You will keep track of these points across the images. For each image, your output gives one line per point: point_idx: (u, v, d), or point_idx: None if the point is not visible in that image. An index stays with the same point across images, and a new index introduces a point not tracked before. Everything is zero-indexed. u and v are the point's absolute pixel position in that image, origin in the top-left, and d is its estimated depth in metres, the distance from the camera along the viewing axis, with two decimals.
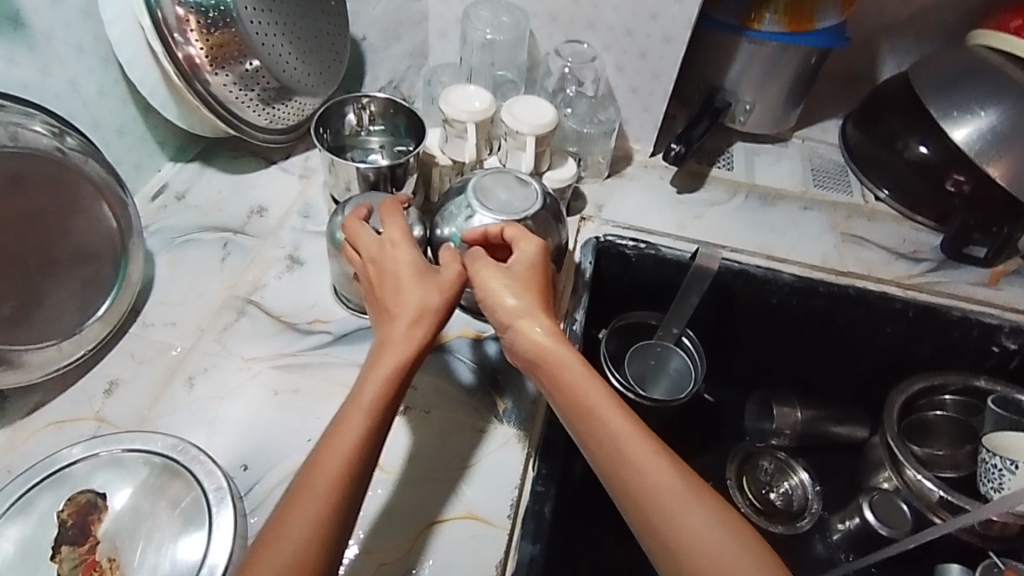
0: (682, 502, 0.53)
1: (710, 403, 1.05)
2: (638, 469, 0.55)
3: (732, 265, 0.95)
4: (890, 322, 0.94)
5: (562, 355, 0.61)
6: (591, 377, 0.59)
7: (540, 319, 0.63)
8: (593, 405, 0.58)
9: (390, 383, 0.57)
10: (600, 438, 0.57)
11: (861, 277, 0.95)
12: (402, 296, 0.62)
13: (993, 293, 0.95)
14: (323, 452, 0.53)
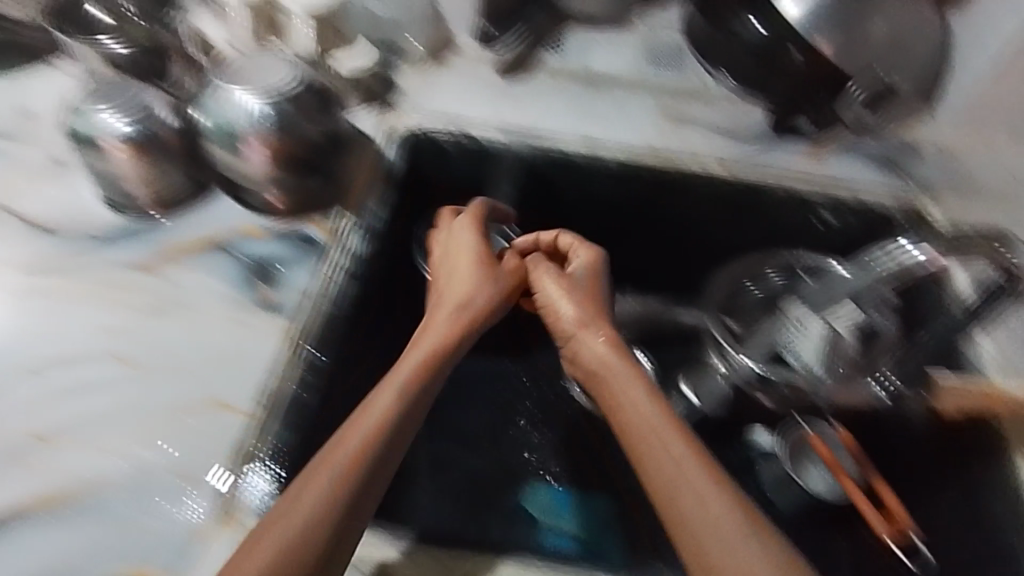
0: (697, 508, 0.55)
1: None
2: (682, 475, 0.57)
3: (551, 152, 0.92)
4: (715, 203, 0.93)
5: (619, 372, 0.66)
6: (638, 389, 0.64)
7: (599, 333, 0.71)
8: (648, 420, 0.62)
9: (410, 379, 0.65)
10: (659, 459, 0.59)
11: (687, 159, 0.93)
12: (456, 285, 0.75)
13: (815, 168, 0.93)
14: (350, 435, 0.59)
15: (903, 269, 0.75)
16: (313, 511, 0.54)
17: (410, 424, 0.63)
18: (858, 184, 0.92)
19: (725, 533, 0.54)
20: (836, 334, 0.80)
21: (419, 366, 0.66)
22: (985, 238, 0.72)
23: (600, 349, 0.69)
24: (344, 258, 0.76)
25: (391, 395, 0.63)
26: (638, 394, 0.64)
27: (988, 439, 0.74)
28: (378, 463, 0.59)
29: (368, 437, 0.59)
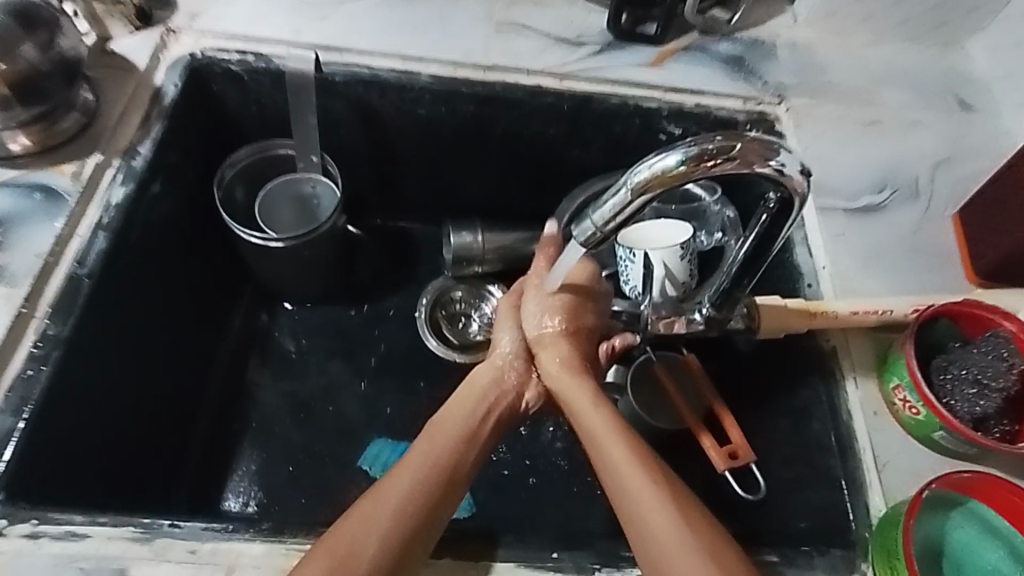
0: (647, 513, 0.54)
1: (390, 233, 0.99)
2: (622, 490, 0.56)
3: (359, 73, 0.81)
4: (549, 120, 0.85)
5: (574, 386, 0.64)
6: (596, 408, 0.63)
7: (562, 352, 0.66)
8: (593, 435, 0.61)
9: (465, 429, 0.63)
10: (603, 459, 0.59)
11: (514, 70, 0.83)
12: (500, 336, 0.70)
13: (655, 73, 0.85)
14: (396, 474, 0.57)
15: (652, 184, 0.45)
16: (372, 537, 0.52)
17: (440, 485, 0.57)
18: (701, 88, 0.84)
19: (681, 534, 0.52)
20: (670, 265, 0.72)
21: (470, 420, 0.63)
22: (762, 140, 0.45)
23: (558, 368, 0.66)
24: (99, 212, 0.67)
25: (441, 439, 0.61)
26: (584, 401, 0.64)
27: (818, 356, 0.68)
28: (423, 505, 0.55)
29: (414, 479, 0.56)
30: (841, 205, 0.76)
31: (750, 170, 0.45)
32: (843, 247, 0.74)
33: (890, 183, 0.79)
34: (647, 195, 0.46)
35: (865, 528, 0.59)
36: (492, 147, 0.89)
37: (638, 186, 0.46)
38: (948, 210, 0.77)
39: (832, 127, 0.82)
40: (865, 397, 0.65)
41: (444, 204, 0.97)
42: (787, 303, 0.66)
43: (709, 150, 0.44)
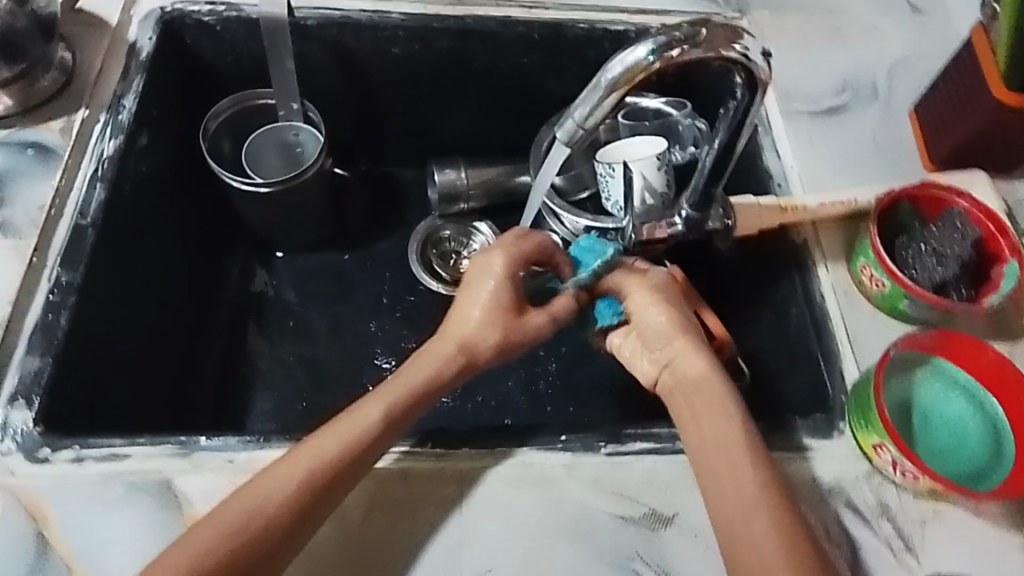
0: (758, 503, 0.52)
1: (376, 179, 1.02)
2: (739, 483, 0.53)
3: (332, 16, 0.83)
4: (522, 49, 0.87)
5: (711, 401, 0.58)
6: (735, 429, 0.56)
7: (703, 365, 0.60)
8: (723, 454, 0.55)
9: (402, 407, 0.58)
10: (732, 483, 0.53)
11: (482, 3, 0.86)
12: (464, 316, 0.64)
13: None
14: (320, 439, 0.54)
15: (630, 72, 0.51)
16: (276, 497, 0.51)
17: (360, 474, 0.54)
18: (665, 9, 0.87)
19: (772, 561, 0.49)
20: (648, 177, 0.76)
21: (407, 398, 0.58)
22: (727, 28, 0.52)
23: (699, 368, 0.60)
24: (93, 165, 0.69)
25: (373, 412, 0.56)
26: (721, 420, 0.57)
27: (790, 250, 0.73)
28: (318, 479, 0.52)
29: (327, 456, 0.53)
30: (805, 110, 0.81)
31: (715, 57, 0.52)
32: (810, 150, 0.78)
33: (849, 86, 0.83)
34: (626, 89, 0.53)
35: (844, 394, 0.65)
36: (469, 82, 0.91)
37: (617, 82, 0.52)
38: (903, 108, 0.82)
39: (790, 38, 0.86)
40: (836, 280, 0.70)
41: (427, 147, 1.00)
42: (760, 203, 0.72)
43: (676, 39, 0.51)
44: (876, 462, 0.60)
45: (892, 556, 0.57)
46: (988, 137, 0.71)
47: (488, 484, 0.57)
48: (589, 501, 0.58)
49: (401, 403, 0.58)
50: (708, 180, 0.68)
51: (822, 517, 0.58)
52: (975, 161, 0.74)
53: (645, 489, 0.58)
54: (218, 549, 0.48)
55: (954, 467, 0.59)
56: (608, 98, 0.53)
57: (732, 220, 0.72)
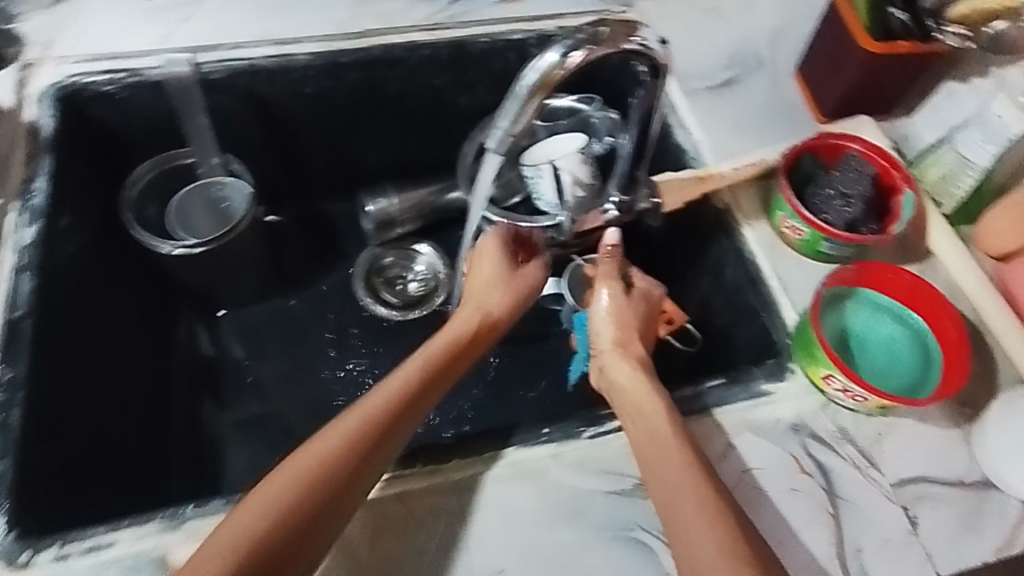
0: (688, 490, 0.52)
1: (309, 220, 1.02)
2: (667, 476, 0.54)
3: (239, 66, 0.82)
4: (432, 71, 0.89)
5: (642, 395, 0.61)
6: (666, 415, 0.58)
7: (627, 365, 0.65)
8: (655, 439, 0.57)
9: (417, 389, 0.60)
10: (665, 464, 0.54)
11: (385, 32, 0.87)
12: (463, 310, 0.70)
13: (515, 9, 0.91)
14: (344, 419, 0.55)
15: (544, 77, 0.55)
16: (307, 474, 0.51)
17: (383, 456, 0.55)
18: (560, 12, 0.91)
19: (699, 532, 0.49)
20: (575, 171, 0.82)
21: (417, 381, 0.60)
22: (625, 23, 0.56)
23: (628, 375, 0.64)
24: (15, 256, 0.67)
25: (383, 394, 0.58)
26: (654, 409, 0.59)
27: (716, 213, 0.78)
28: (345, 458, 0.53)
29: (350, 431, 0.54)
30: (703, 87, 0.87)
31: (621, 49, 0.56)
32: (714, 121, 0.84)
33: (738, 60, 0.90)
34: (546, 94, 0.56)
35: (787, 336, 0.70)
36: (386, 110, 0.92)
37: (533, 89, 0.55)
38: (789, 72, 0.89)
39: (678, 23, 0.92)
40: (760, 235, 0.76)
41: (355, 180, 1.01)
42: (681, 176, 0.76)
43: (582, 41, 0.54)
44: (827, 390, 0.65)
45: (857, 472, 0.63)
46: (865, 88, 0.79)
47: (483, 488, 0.60)
48: (578, 483, 0.60)
49: (414, 387, 0.59)
50: (630, 163, 0.74)
51: (791, 450, 0.63)
52: (858, 108, 0.81)
53: (629, 462, 0.62)
54: (250, 532, 0.48)
55: (891, 383, 0.66)
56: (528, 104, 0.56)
57: (659, 198, 0.76)
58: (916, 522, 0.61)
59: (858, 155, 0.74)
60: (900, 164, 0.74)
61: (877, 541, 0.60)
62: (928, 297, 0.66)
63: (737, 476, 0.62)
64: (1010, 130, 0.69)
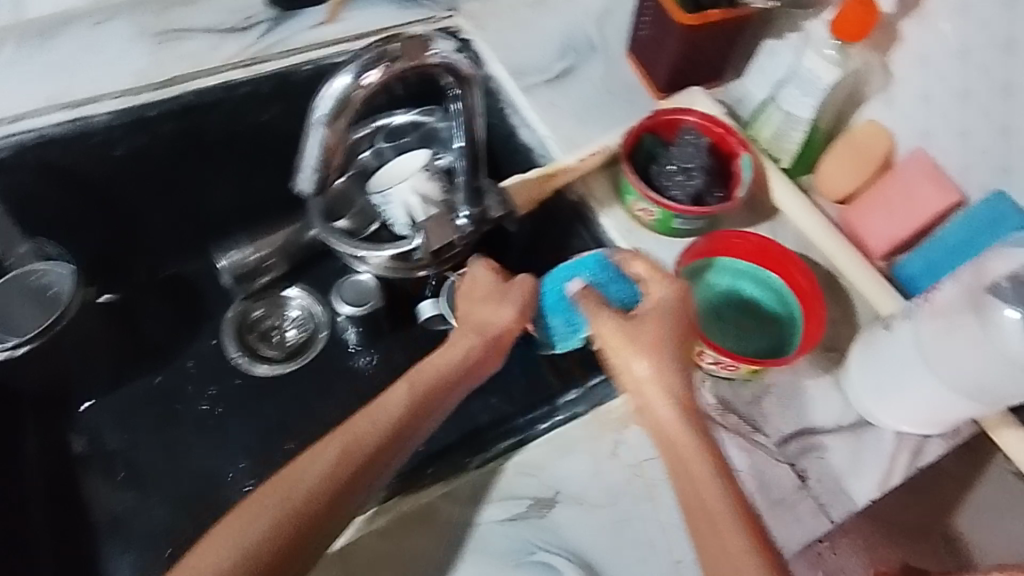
0: (715, 498, 0.53)
1: (163, 285, 0.94)
2: (696, 484, 0.54)
3: (28, 138, 0.75)
4: (257, 108, 0.84)
5: (690, 448, 0.56)
6: (717, 479, 0.54)
7: (666, 394, 0.58)
8: (705, 508, 0.53)
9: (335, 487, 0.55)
10: (719, 537, 0.52)
11: (193, 76, 0.81)
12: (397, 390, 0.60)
13: (333, 28, 0.87)
14: (246, 515, 0.53)
15: (341, 100, 0.58)
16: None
17: (287, 565, 0.53)
18: (383, 26, 0.88)
19: None
20: (422, 189, 0.77)
21: (338, 481, 0.55)
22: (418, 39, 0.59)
23: (670, 418, 0.57)
24: None
25: (292, 489, 0.54)
26: (702, 470, 0.55)
27: (572, 206, 0.79)
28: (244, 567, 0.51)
29: (252, 539, 0.52)
30: (540, 81, 0.86)
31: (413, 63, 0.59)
32: (556, 114, 0.83)
33: (571, 47, 0.89)
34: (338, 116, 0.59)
35: None
36: (217, 157, 0.86)
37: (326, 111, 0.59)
38: (622, 50, 0.89)
39: (506, 17, 0.90)
40: (616, 220, 0.76)
41: (204, 235, 0.93)
42: (528, 176, 0.76)
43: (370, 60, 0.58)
44: (704, 366, 0.65)
45: (743, 439, 0.64)
46: (690, 59, 0.80)
47: (373, 546, 0.58)
48: (475, 514, 0.59)
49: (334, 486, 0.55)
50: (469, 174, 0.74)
51: None
52: (689, 79, 0.83)
53: (519, 482, 0.61)
54: None
55: (758, 347, 0.67)
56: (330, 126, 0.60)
57: (511, 203, 0.74)
58: (804, 474, 0.63)
59: (692, 127, 0.75)
60: (734, 129, 0.75)
61: (770, 503, 0.61)
62: (779, 259, 0.68)
63: (628, 472, 0.62)
64: (822, 80, 0.72)
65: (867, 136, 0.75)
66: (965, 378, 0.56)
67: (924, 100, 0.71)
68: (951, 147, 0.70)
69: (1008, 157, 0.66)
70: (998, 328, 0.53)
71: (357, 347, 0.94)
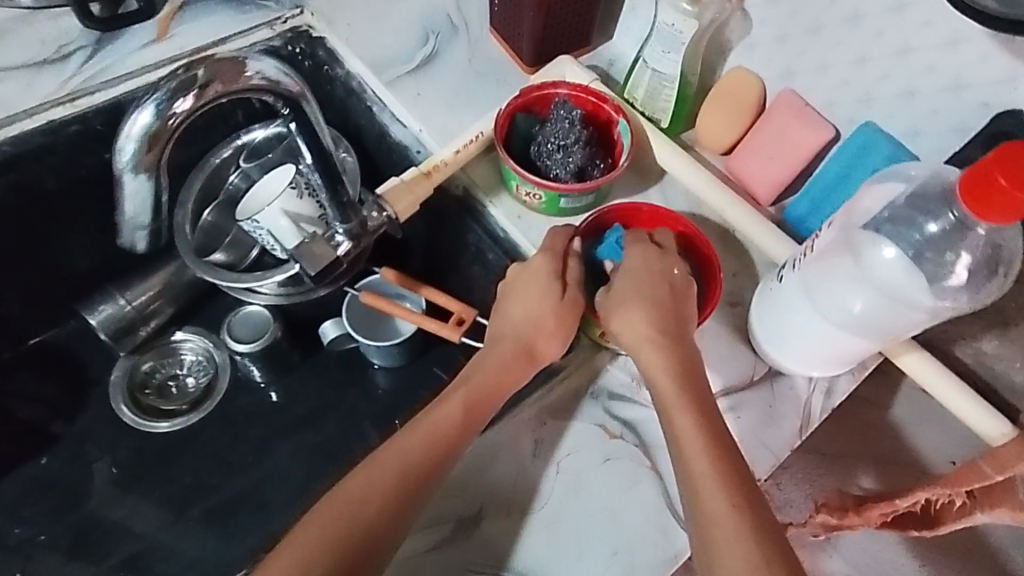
0: (706, 495, 0.51)
1: (39, 352, 0.87)
2: (688, 464, 0.52)
3: None
4: (93, 148, 0.75)
5: (676, 406, 0.55)
6: (704, 439, 0.53)
7: (653, 354, 0.58)
8: (689, 468, 0.52)
9: (400, 506, 0.53)
10: (698, 498, 0.51)
11: (6, 121, 0.72)
12: (448, 401, 0.58)
13: (164, 47, 0.79)
14: (299, 546, 0.51)
15: (147, 139, 0.52)
16: None
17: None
18: (220, 37, 0.80)
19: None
20: (293, 210, 0.71)
21: (401, 497, 0.53)
22: (229, 59, 0.53)
23: (661, 376, 0.57)
24: None
25: (355, 513, 0.52)
26: (689, 429, 0.54)
27: (457, 200, 0.75)
28: None
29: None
30: (402, 71, 0.80)
31: (229, 86, 0.53)
32: (424, 105, 0.79)
33: (431, 30, 0.84)
34: (151, 164, 0.53)
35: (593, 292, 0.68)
36: (59, 209, 0.77)
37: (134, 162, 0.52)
38: (485, 27, 0.84)
39: (357, 7, 0.84)
40: (505, 208, 0.73)
41: (69, 293, 0.85)
42: (403, 177, 0.71)
43: (172, 93, 0.51)
44: (609, 345, 0.65)
45: None
46: (551, 28, 0.76)
47: None
48: (403, 548, 0.56)
49: (398, 501, 0.53)
50: (326, 191, 0.66)
51: (594, 420, 0.62)
52: (555, 48, 0.79)
53: (444, 505, 0.58)
54: None
55: None
56: (143, 171, 0.53)
57: (389, 210, 0.70)
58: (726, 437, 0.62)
59: (567, 99, 0.72)
60: (608, 95, 0.73)
61: None
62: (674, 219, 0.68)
63: (551, 471, 0.60)
64: (683, 35, 0.70)
65: (736, 82, 0.73)
66: (831, 302, 0.55)
67: (781, 39, 0.70)
68: (814, 83, 0.70)
69: (866, 87, 0.66)
70: (869, 266, 0.53)
71: (265, 382, 0.87)
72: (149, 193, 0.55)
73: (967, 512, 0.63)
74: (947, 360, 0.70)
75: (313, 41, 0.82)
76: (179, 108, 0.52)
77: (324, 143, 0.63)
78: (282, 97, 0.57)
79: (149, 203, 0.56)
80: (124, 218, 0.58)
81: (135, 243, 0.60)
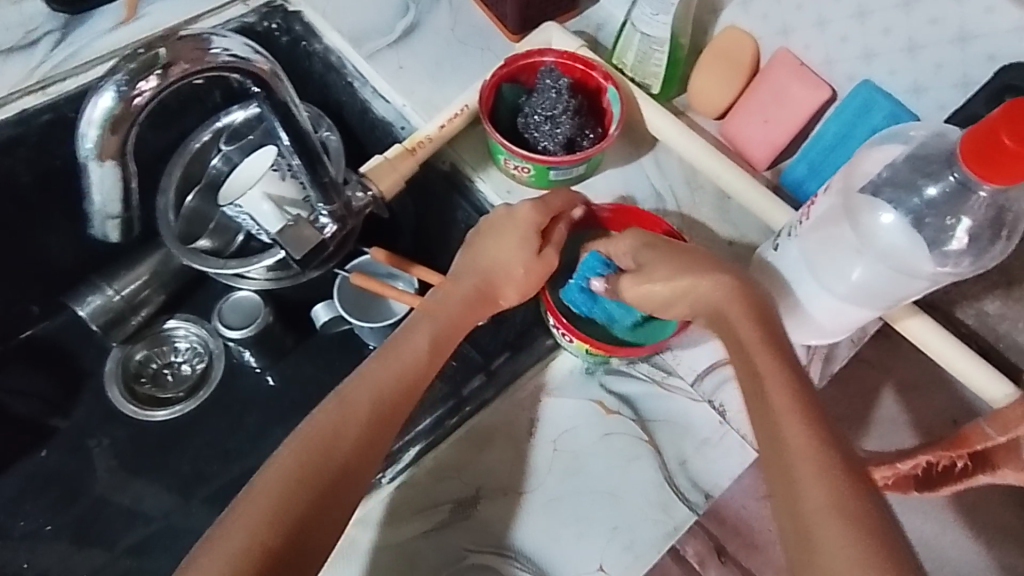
0: (811, 492, 0.46)
1: (31, 345, 0.86)
2: (779, 425, 0.48)
3: None
4: (68, 136, 0.73)
5: (762, 359, 0.51)
6: (794, 398, 0.49)
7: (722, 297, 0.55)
8: (777, 429, 0.48)
9: (373, 426, 0.53)
10: (786, 459, 0.47)
11: None
12: (416, 331, 0.58)
13: (134, 28, 0.76)
14: (278, 469, 0.50)
15: (108, 124, 0.50)
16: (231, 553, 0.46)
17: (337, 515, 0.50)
18: (192, 14, 0.77)
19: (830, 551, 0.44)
20: (275, 193, 0.69)
21: (374, 419, 0.53)
22: (191, 37, 0.51)
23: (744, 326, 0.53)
24: None
25: (330, 434, 0.52)
26: (779, 384, 0.50)
27: (445, 175, 0.73)
28: (284, 520, 0.48)
29: (287, 493, 0.49)
30: (382, 44, 0.77)
31: (190, 65, 0.51)
32: (407, 79, 0.76)
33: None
34: (114, 150, 0.52)
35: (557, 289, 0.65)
36: (37, 201, 0.75)
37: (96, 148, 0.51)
38: None
39: None
40: (494, 182, 0.71)
41: (56, 286, 0.84)
42: (386, 155, 0.69)
43: (131, 75, 0.50)
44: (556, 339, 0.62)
45: (658, 387, 0.62)
46: None
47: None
48: (399, 532, 0.56)
49: (370, 424, 0.53)
50: (307, 173, 0.64)
51: (591, 396, 0.61)
52: (540, 14, 0.76)
53: (442, 486, 0.57)
54: None
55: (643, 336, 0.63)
56: (106, 157, 0.52)
57: (374, 189, 0.69)
58: (725, 409, 0.61)
59: (553, 67, 0.69)
60: (596, 60, 0.70)
61: (696, 445, 0.60)
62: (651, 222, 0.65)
63: (547, 449, 0.59)
64: None
65: (730, 42, 0.71)
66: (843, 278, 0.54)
67: None
68: (811, 41, 0.67)
69: (866, 42, 0.63)
70: (871, 232, 0.52)
71: (261, 367, 0.86)
72: (116, 181, 0.54)
73: (969, 474, 0.62)
74: (950, 322, 0.68)
75: (288, 16, 0.78)
76: (140, 90, 0.50)
77: (297, 121, 0.60)
78: (250, 76, 0.54)
79: (117, 192, 0.54)
80: (94, 208, 0.56)
81: (106, 233, 0.58)
